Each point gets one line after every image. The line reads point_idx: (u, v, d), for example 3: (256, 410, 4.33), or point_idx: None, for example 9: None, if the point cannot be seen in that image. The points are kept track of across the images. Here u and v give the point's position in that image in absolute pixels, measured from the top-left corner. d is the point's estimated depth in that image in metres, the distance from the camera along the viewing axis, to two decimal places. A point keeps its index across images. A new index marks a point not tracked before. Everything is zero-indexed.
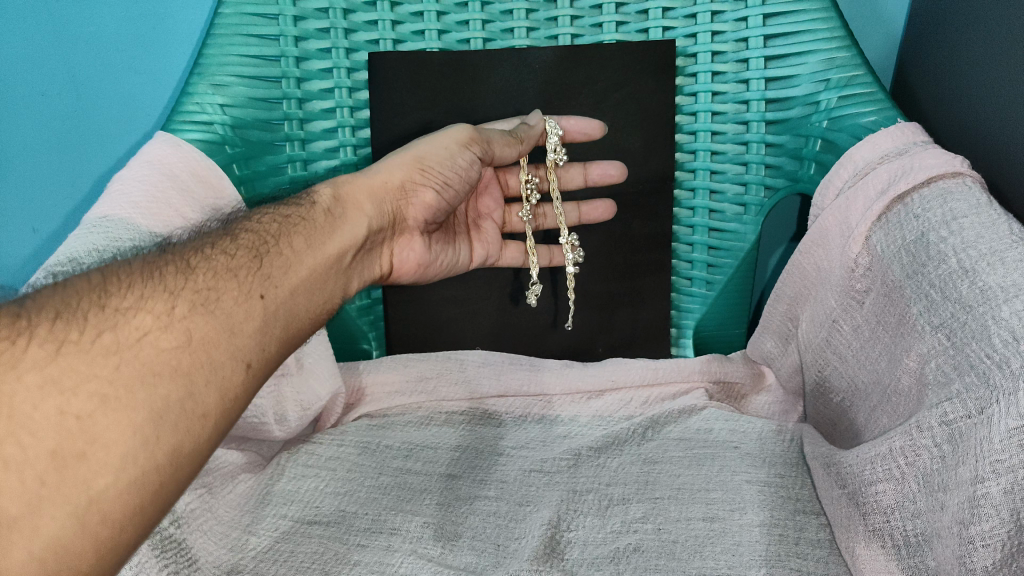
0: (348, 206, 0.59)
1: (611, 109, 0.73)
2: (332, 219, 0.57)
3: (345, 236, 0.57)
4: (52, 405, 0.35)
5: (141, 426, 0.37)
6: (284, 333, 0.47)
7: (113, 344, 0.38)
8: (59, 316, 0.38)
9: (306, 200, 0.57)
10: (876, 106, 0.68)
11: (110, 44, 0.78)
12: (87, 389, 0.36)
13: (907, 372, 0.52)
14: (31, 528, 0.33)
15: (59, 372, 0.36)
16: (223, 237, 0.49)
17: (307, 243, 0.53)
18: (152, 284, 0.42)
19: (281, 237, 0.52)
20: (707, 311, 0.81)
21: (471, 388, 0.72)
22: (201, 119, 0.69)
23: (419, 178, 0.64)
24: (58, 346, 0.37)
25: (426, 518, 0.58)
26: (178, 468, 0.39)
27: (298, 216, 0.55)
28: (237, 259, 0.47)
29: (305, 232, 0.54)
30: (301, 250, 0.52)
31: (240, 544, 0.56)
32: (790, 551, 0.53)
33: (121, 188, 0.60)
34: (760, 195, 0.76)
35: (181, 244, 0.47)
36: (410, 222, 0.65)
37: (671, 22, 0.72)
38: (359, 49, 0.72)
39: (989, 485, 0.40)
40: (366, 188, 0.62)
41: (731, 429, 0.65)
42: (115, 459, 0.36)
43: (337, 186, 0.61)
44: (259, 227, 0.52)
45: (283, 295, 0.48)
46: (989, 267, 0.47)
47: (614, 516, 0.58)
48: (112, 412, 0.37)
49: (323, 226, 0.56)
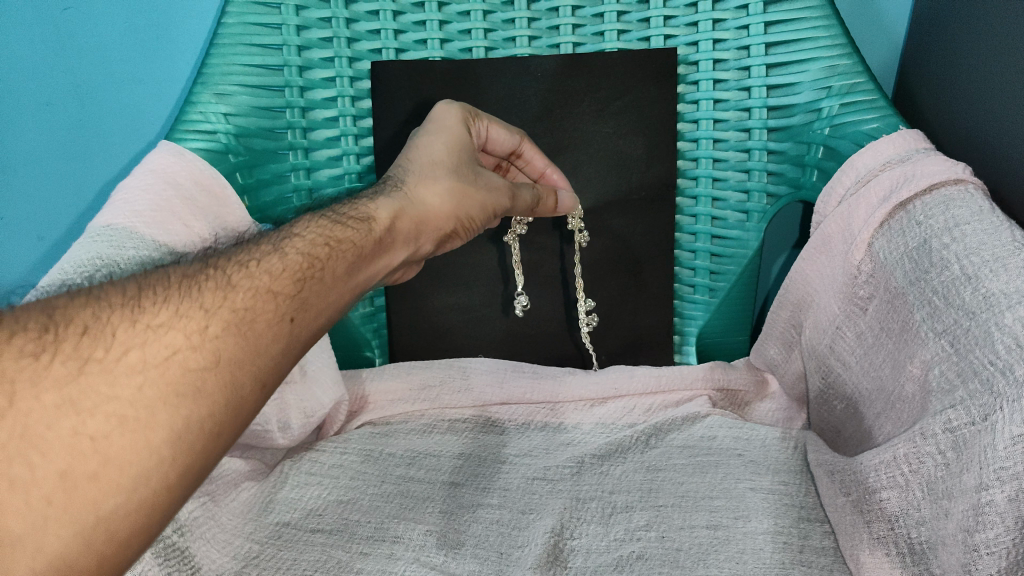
0: (399, 234, 0.54)
1: (614, 117, 0.73)
2: (377, 247, 0.52)
3: (380, 266, 0.53)
4: (66, 425, 0.32)
5: (158, 446, 0.34)
6: (302, 358, 0.44)
7: (139, 362, 0.35)
8: (87, 329, 0.35)
9: (362, 217, 0.52)
10: (877, 114, 0.68)
11: (115, 54, 0.79)
12: (105, 409, 0.33)
13: (910, 379, 0.52)
14: (34, 546, 0.30)
15: (80, 393, 0.33)
16: (265, 253, 0.45)
17: (347, 270, 0.48)
18: (188, 299, 0.39)
19: (327, 259, 0.47)
20: (710, 319, 0.81)
21: (473, 396, 0.72)
22: (204, 128, 0.69)
23: (464, 214, 0.59)
24: (82, 364, 0.34)
25: (428, 526, 0.58)
26: (181, 490, 0.36)
27: (349, 240, 0.49)
28: (278, 280, 0.43)
29: (348, 257, 0.49)
30: (340, 280, 0.48)
31: (243, 552, 0.56)
32: (794, 559, 0.53)
33: (125, 198, 0.59)
34: (762, 202, 0.76)
35: (222, 256, 0.44)
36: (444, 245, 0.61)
37: (672, 30, 0.72)
38: (361, 58, 0.73)
39: (993, 493, 0.40)
40: (418, 214, 0.56)
41: (733, 437, 0.65)
42: (128, 479, 0.33)
43: (397, 204, 0.54)
44: (308, 247, 0.47)
45: (314, 322, 0.45)
46: (992, 273, 0.47)
47: (618, 524, 0.58)
48: (130, 433, 0.34)
49: (367, 252, 0.50)
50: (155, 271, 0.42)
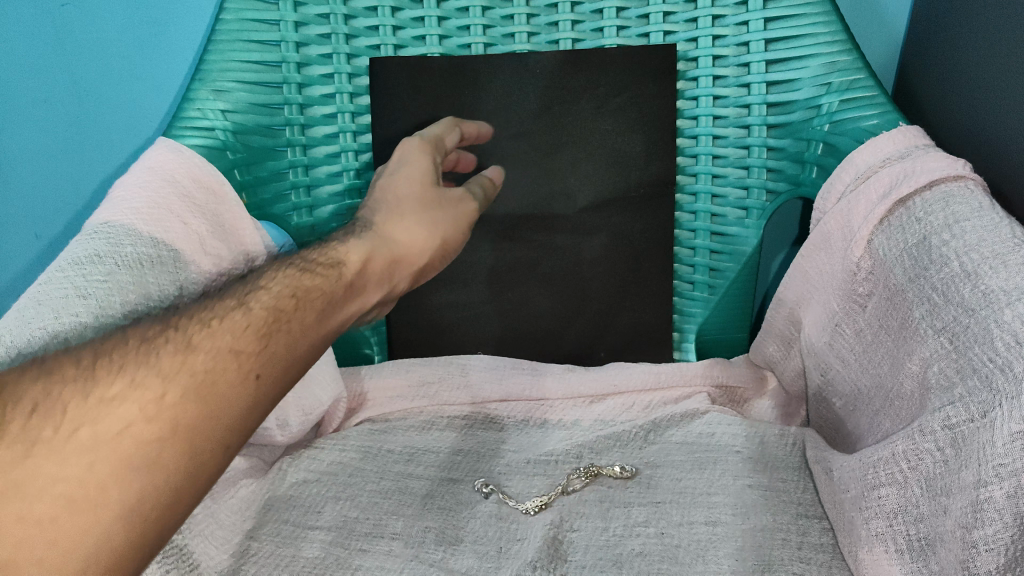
0: (372, 274, 0.59)
1: (612, 114, 0.73)
2: (341, 295, 0.54)
3: (353, 307, 0.57)
4: (13, 510, 0.34)
5: (107, 525, 0.36)
6: (270, 410, 0.47)
7: (90, 440, 0.38)
8: (38, 408, 0.37)
9: (332, 263, 0.56)
10: (877, 110, 0.67)
11: (113, 51, 0.78)
12: (52, 492, 0.35)
13: (908, 376, 0.52)
14: None
15: (26, 477, 0.35)
16: (231, 307, 0.47)
17: (312, 321, 0.51)
18: (145, 367, 0.41)
19: (292, 313, 0.49)
20: (710, 315, 0.81)
21: (472, 393, 0.72)
22: (202, 125, 0.69)
23: (444, 245, 0.68)
24: (30, 448, 0.36)
25: (427, 523, 0.58)
26: (137, 561, 0.38)
27: (315, 290, 0.52)
28: (241, 338, 0.45)
29: (313, 309, 0.51)
30: (308, 328, 0.51)
31: (242, 549, 0.56)
32: (793, 555, 0.53)
33: (122, 195, 0.58)
34: (761, 199, 0.76)
35: (184, 313, 0.46)
36: (427, 271, 0.69)
37: (671, 26, 0.72)
38: (360, 54, 0.72)
39: (992, 490, 0.40)
40: (388, 255, 0.61)
41: (732, 433, 0.64)
42: (78, 558, 0.35)
43: (370, 246, 0.60)
44: (274, 300, 0.49)
45: (281, 374, 0.47)
46: (991, 270, 0.47)
47: (616, 520, 0.58)
48: (79, 513, 0.36)
49: (331, 302, 0.53)
50: (114, 335, 0.43)
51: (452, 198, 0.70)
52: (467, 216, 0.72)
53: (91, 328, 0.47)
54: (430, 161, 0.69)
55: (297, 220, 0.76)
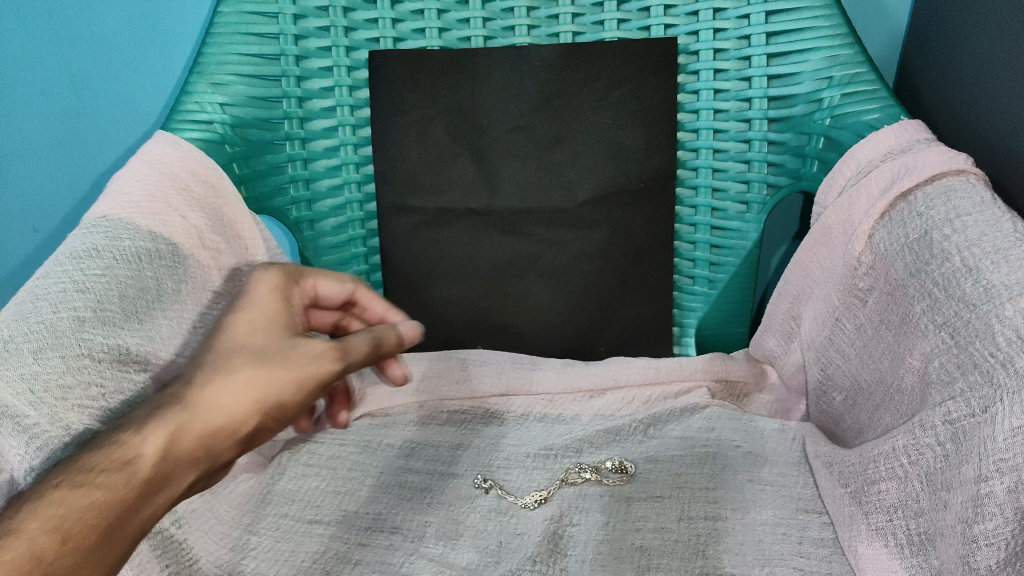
0: (178, 455, 0.41)
1: (613, 107, 0.73)
2: (144, 485, 0.39)
3: (162, 502, 0.41)
4: None
5: None
6: None
7: None
8: None
9: (119, 455, 0.39)
10: (879, 104, 0.67)
11: (111, 44, 0.77)
12: None
13: (909, 371, 0.52)
14: None
15: None
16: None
17: (95, 533, 0.37)
18: None
19: (71, 525, 0.36)
20: (709, 310, 0.81)
21: (472, 387, 0.72)
22: (201, 118, 0.67)
23: (276, 407, 0.45)
24: None
25: (427, 517, 0.58)
26: None
27: (103, 490, 0.38)
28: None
29: (100, 514, 0.37)
30: (103, 532, 0.37)
31: (241, 543, 0.55)
32: (793, 550, 0.53)
33: (120, 188, 0.57)
34: (762, 193, 0.75)
35: None
36: (259, 439, 0.46)
37: (672, 20, 0.71)
38: (359, 47, 0.72)
39: (992, 484, 0.40)
40: (204, 429, 0.42)
41: (732, 428, 0.65)
42: None
43: (172, 426, 0.41)
44: (42, 522, 0.36)
45: None
46: (993, 265, 0.47)
47: (616, 514, 0.58)
48: None
49: (130, 490, 0.39)
50: None
51: (307, 349, 0.46)
52: (315, 377, 0.46)
53: (90, 322, 0.46)
54: (284, 305, 0.49)
55: (296, 214, 0.75)
